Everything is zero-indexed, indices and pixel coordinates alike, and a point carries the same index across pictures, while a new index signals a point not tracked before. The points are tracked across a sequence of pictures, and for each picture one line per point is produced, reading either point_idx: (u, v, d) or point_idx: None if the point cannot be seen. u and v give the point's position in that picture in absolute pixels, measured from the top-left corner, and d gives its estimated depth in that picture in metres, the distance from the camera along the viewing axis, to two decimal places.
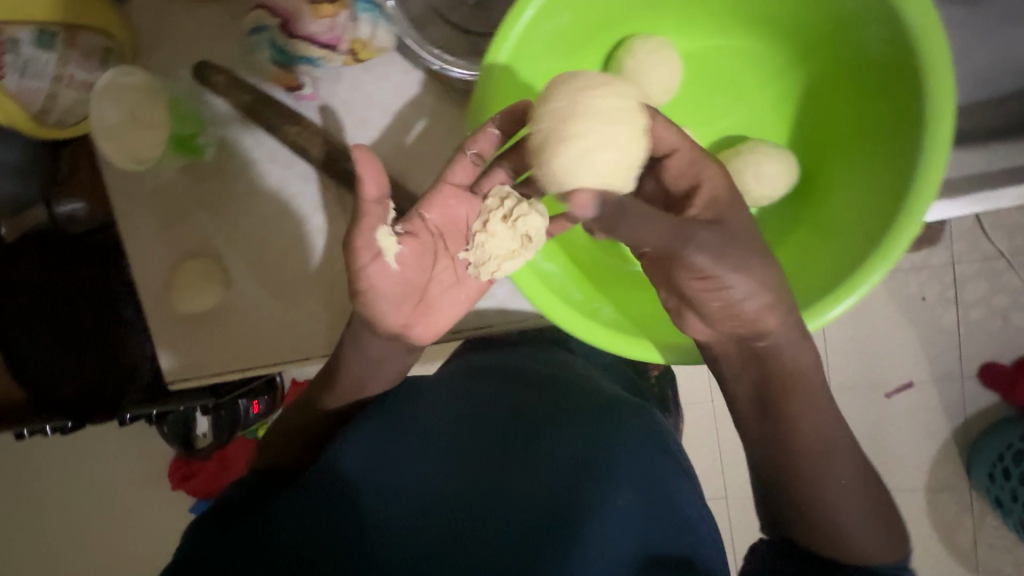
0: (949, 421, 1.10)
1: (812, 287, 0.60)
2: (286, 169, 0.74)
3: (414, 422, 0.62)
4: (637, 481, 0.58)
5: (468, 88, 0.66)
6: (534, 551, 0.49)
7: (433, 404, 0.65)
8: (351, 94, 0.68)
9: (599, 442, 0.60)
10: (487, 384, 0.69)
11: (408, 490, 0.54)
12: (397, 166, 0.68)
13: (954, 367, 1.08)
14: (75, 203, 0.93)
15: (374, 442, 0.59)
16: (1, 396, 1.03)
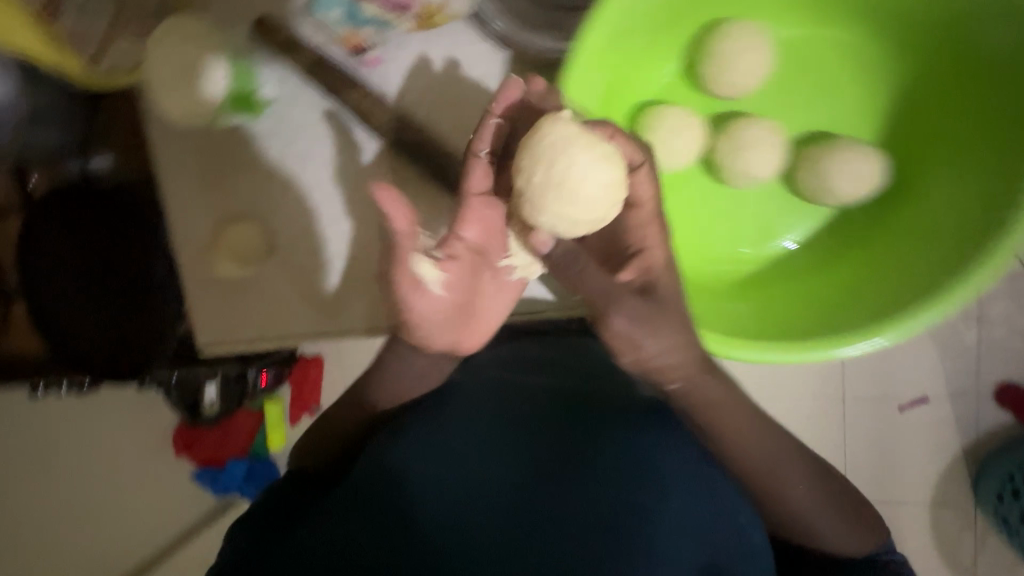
0: (959, 437, 1.08)
1: (866, 316, 0.64)
2: (343, 134, 0.72)
3: (463, 429, 0.64)
4: (678, 496, 0.62)
5: (537, 63, 0.63)
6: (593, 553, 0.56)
7: (470, 404, 0.67)
8: (417, 63, 0.65)
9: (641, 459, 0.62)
10: (518, 382, 0.70)
11: (452, 497, 0.58)
12: (457, 138, 0.65)
13: (969, 384, 1.06)
14: (105, 156, 0.90)
15: (414, 448, 0.61)
16: (17, 350, 0.99)
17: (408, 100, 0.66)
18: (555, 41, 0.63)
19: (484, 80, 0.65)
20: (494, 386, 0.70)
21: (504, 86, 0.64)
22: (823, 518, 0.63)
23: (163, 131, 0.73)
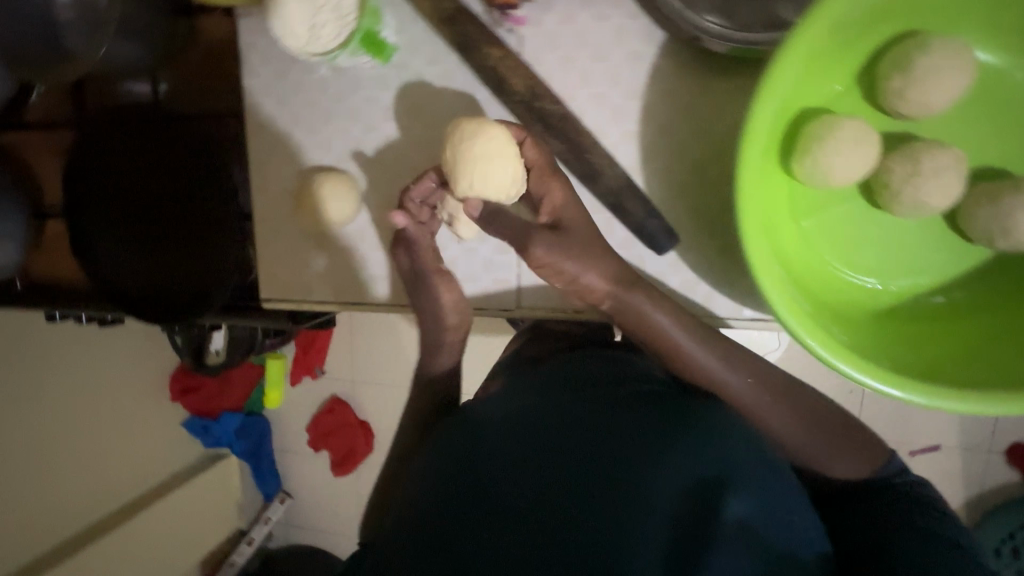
0: (965, 488, 1.18)
1: (1001, 351, 0.51)
2: (463, 93, 0.64)
3: (473, 433, 0.53)
4: (711, 443, 0.46)
5: (701, 48, 0.57)
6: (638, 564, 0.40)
7: (477, 404, 0.59)
8: (563, 30, 0.60)
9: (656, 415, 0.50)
10: (533, 377, 0.62)
11: (451, 497, 0.48)
12: (593, 119, 0.61)
13: (983, 440, 1.16)
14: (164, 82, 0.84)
15: (428, 457, 0.54)
16: (49, 274, 0.94)
17: (547, 69, 0.61)
18: (712, 17, 0.55)
19: (634, 60, 0.59)
20: (510, 386, 0.62)
21: (655, 70, 0.59)
22: (804, 436, 0.56)
23: (270, 68, 0.69)
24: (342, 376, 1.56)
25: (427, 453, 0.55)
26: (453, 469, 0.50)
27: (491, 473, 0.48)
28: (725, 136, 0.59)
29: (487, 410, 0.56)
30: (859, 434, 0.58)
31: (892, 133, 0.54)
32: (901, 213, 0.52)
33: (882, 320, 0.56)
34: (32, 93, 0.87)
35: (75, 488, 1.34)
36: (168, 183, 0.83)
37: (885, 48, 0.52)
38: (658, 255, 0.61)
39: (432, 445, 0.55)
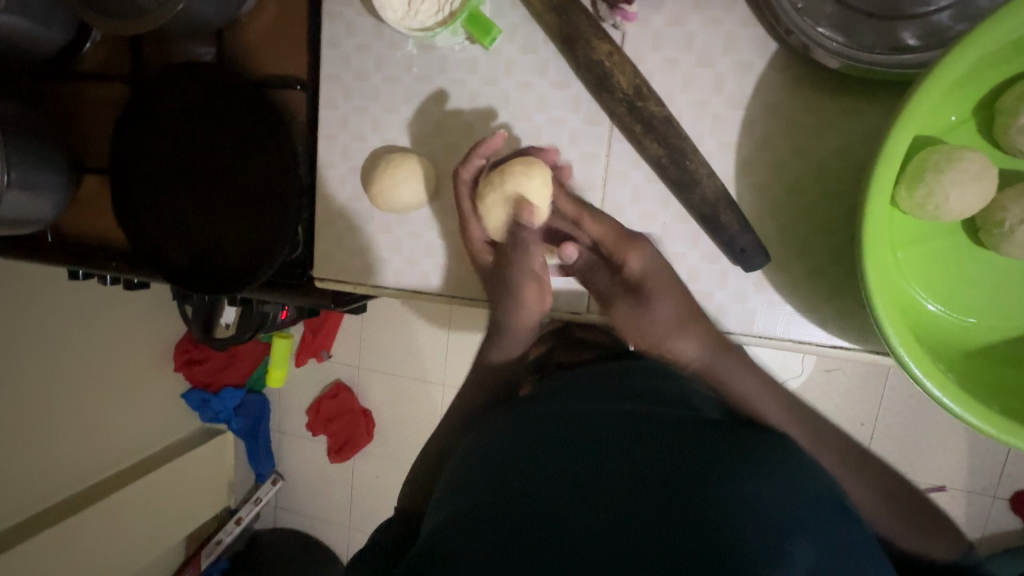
0: (968, 531, 1.25)
1: None
2: (556, 87, 0.62)
3: (521, 433, 0.56)
4: (761, 487, 0.47)
5: (815, 64, 0.55)
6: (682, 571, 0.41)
7: (523, 412, 0.60)
8: (671, 31, 0.58)
9: (709, 447, 0.51)
10: (582, 389, 0.63)
11: (498, 496, 0.50)
12: (691, 127, 0.59)
13: (990, 486, 1.23)
14: (208, 49, 0.80)
15: (473, 457, 0.56)
16: (76, 228, 0.90)
17: (649, 69, 0.59)
18: (829, 31, 0.53)
19: (741, 69, 0.57)
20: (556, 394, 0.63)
21: (763, 82, 0.57)
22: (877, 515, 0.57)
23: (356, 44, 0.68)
24: (352, 362, 1.54)
25: (474, 450, 0.57)
26: (504, 470, 0.52)
27: (539, 481, 0.50)
28: (826, 157, 0.57)
29: (534, 414, 0.59)
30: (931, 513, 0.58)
31: (1007, 170, 0.53)
32: (1010, 254, 0.51)
33: (969, 359, 0.55)
34: (87, 41, 0.84)
35: (72, 451, 1.30)
36: (219, 147, 0.80)
37: (1011, 82, 0.50)
38: (743, 272, 0.60)
39: (479, 443, 0.58)
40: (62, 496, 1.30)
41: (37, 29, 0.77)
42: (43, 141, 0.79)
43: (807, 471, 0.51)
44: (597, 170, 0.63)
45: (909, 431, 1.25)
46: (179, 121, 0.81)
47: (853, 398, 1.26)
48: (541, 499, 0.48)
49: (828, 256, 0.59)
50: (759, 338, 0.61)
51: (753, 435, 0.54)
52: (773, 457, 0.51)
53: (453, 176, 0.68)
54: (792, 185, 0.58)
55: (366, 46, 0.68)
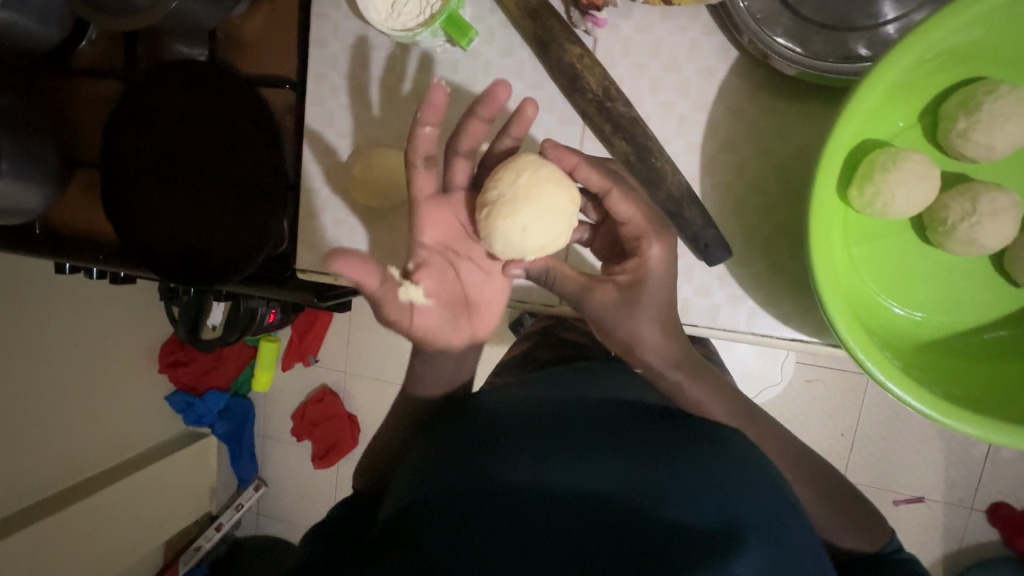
0: (945, 543, 1.27)
1: None
2: (531, 89, 0.65)
3: (485, 416, 0.62)
4: (703, 479, 0.53)
5: (773, 70, 0.59)
6: (622, 530, 0.50)
7: (492, 401, 0.65)
8: (640, 37, 0.61)
9: (660, 445, 0.56)
10: (541, 379, 0.71)
11: (464, 469, 0.55)
12: (658, 129, 0.62)
13: (967, 497, 1.24)
14: (199, 50, 0.83)
15: (442, 441, 0.60)
16: (63, 222, 0.91)
17: (619, 73, 0.62)
18: (786, 41, 0.56)
19: (706, 74, 0.61)
20: (518, 384, 0.70)
21: (725, 86, 0.61)
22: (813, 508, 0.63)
23: (343, 46, 0.71)
24: (338, 366, 1.54)
25: (443, 429, 0.63)
26: (473, 457, 0.56)
27: (504, 468, 0.54)
28: (786, 159, 0.61)
29: (497, 400, 0.65)
30: (862, 509, 0.65)
31: (951, 173, 0.56)
32: (954, 250, 0.54)
33: (921, 351, 0.57)
34: (83, 39, 0.86)
35: (52, 449, 1.29)
36: (208, 143, 0.83)
37: (952, 91, 0.54)
38: (707, 266, 0.62)
39: (448, 424, 0.63)
40: (40, 495, 1.29)
41: (32, 25, 0.79)
42: (34, 133, 0.81)
43: (751, 458, 0.57)
44: None
45: (886, 441, 1.27)
46: (171, 118, 0.83)
47: (834, 408, 1.28)
48: (506, 486, 0.53)
49: (788, 252, 0.62)
50: (724, 332, 0.64)
51: (700, 426, 0.60)
52: (718, 450, 0.56)
53: None
54: (752, 187, 0.61)
55: (353, 47, 0.71)
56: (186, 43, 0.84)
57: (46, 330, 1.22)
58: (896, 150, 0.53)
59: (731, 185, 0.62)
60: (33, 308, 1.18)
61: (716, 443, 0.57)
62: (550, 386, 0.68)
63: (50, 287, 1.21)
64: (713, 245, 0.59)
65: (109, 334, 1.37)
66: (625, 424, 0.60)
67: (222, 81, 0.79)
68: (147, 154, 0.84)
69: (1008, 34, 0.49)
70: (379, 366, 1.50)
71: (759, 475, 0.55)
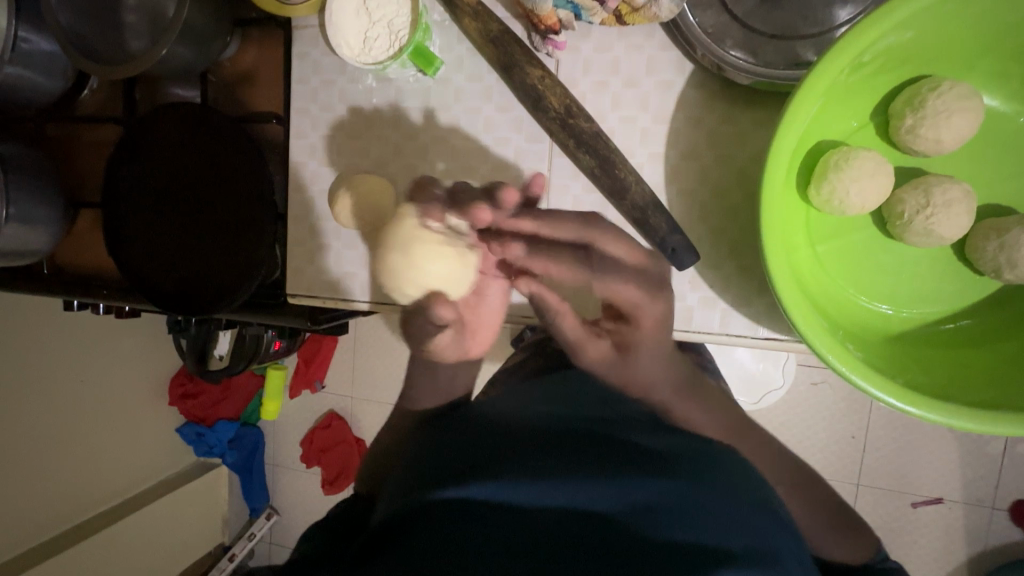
0: (969, 545, 1.23)
1: (1005, 382, 0.53)
2: (501, 110, 0.68)
3: (480, 435, 0.66)
4: (691, 493, 0.59)
5: (726, 81, 0.61)
6: (601, 535, 0.52)
7: (493, 421, 0.70)
8: (599, 56, 0.65)
9: (643, 465, 0.62)
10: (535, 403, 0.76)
11: (454, 476, 0.58)
12: (622, 141, 0.65)
13: (988, 496, 1.22)
14: (191, 92, 0.89)
15: (439, 453, 0.63)
16: (70, 260, 0.96)
17: (581, 91, 0.65)
18: (736, 52, 0.59)
19: (663, 87, 0.64)
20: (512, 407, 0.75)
21: (684, 97, 0.63)
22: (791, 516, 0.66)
23: (324, 81, 0.75)
24: (343, 392, 1.56)
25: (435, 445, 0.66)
26: (480, 465, 0.60)
27: (503, 473, 0.57)
28: (746, 163, 0.63)
29: (491, 421, 0.69)
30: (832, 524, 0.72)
31: (906, 168, 0.58)
32: (914, 242, 0.55)
33: (893, 343, 0.58)
34: (85, 88, 0.92)
35: (66, 483, 1.32)
36: (201, 179, 0.87)
37: (898, 90, 0.56)
38: (678, 270, 0.64)
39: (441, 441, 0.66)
40: (57, 529, 1.32)
41: (40, 80, 0.85)
42: (41, 179, 0.86)
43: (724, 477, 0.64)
44: (541, 184, 0.68)
45: (897, 442, 1.26)
46: (167, 158, 0.87)
47: (842, 410, 1.27)
48: (513, 487, 0.56)
49: (756, 253, 0.63)
50: (700, 334, 0.65)
51: (685, 452, 0.66)
52: (699, 473, 0.63)
53: (414, 195, 0.74)
54: (717, 191, 0.63)
55: (331, 81, 0.75)
56: (180, 85, 0.89)
57: (57, 365, 1.26)
58: (848, 149, 0.55)
59: (695, 191, 0.64)
60: (44, 346, 1.23)
61: (699, 468, 0.64)
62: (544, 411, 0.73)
63: (61, 325, 1.26)
64: (681, 250, 0.61)
65: (119, 369, 1.41)
66: (608, 447, 0.65)
67: (212, 120, 0.83)
68: (147, 194, 0.88)
69: (942, 33, 0.52)
70: (383, 388, 1.52)
71: (731, 490, 0.62)
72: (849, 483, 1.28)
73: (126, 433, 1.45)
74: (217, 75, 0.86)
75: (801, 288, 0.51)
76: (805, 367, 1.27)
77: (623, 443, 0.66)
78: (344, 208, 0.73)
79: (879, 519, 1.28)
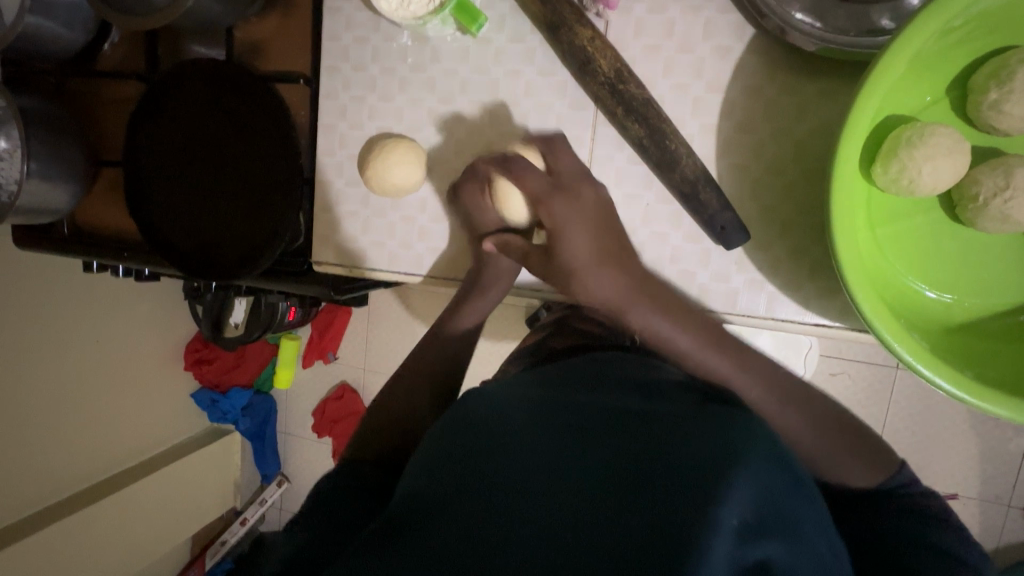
0: (981, 541, 1.22)
1: None
2: (544, 74, 0.65)
3: (483, 412, 0.59)
4: (722, 450, 0.48)
5: (789, 49, 0.58)
6: (617, 511, 0.44)
7: (491, 397, 0.63)
8: (653, 18, 0.60)
9: (667, 422, 0.53)
10: (549, 374, 0.68)
11: (452, 472, 0.51)
12: (672, 110, 0.61)
13: (1004, 493, 1.19)
14: (214, 49, 0.85)
15: (438, 443, 0.57)
16: (91, 219, 0.94)
17: (631, 55, 0.62)
18: (804, 15, 0.54)
19: (720, 54, 0.59)
20: (526, 379, 0.69)
21: (742, 65, 0.59)
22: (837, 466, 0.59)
23: (359, 39, 0.73)
24: (356, 364, 1.56)
25: (437, 429, 0.59)
26: (476, 446, 0.53)
27: (503, 460, 0.50)
28: (806, 139, 0.59)
29: (496, 398, 0.62)
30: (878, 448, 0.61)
31: (982, 148, 0.54)
32: (987, 227, 0.52)
33: (952, 334, 0.55)
34: (105, 42, 0.88)
35: (83, 441, 1.33)
36: (225, 142, 0.84)
37: (981, 62, 0.52)
38: (725, 250, 0.61)
39: (443, 423, 0.60)
40: (73, 487, 1.33)
41: (60, 30, 0.82)
42: (61, 135, 0.84)
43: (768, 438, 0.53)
44: (583, 155, 0.65)
45: (917, 437, 1.22)
46: (191, 118, 0.84)
47: (860, 402, 1.24)
48: (512, 471, 0.49)
49: (808, 234, 0.60)
50: (744, 317, 0.62)
51: (718, 406, 0.56)
52: (734, 428, 0.52)
53: (447, 162, 0.71)
54: (773, 167, 0.60)
55: (365, 40, 0.73)
56: (204, 43, 0.86)
57: (75, 327, 1.26)
58: (922, 125, 0.51)
59: (748, 167, 0.60)
60: (64, 306, 1.23)
61: (738, 425, 0.52)
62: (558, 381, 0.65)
63: (82, 286, 1.25)
64: (729, 227, 0.58)
65: (136, 333, 1.41)
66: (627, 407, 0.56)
67: (237, 77, 0.79)
68: (168, 155, 0.86)
69: None
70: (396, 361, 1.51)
71: (774, 453, 0.51)
72: None
73: (141, 396, 1.46)
74: (243, 30, 0.81)
75: (857, 273, 0.49)
76: (826, 357, 1.24)
77: (638, 402, 0.57)
78: (375, 170, 0.70)
79: None
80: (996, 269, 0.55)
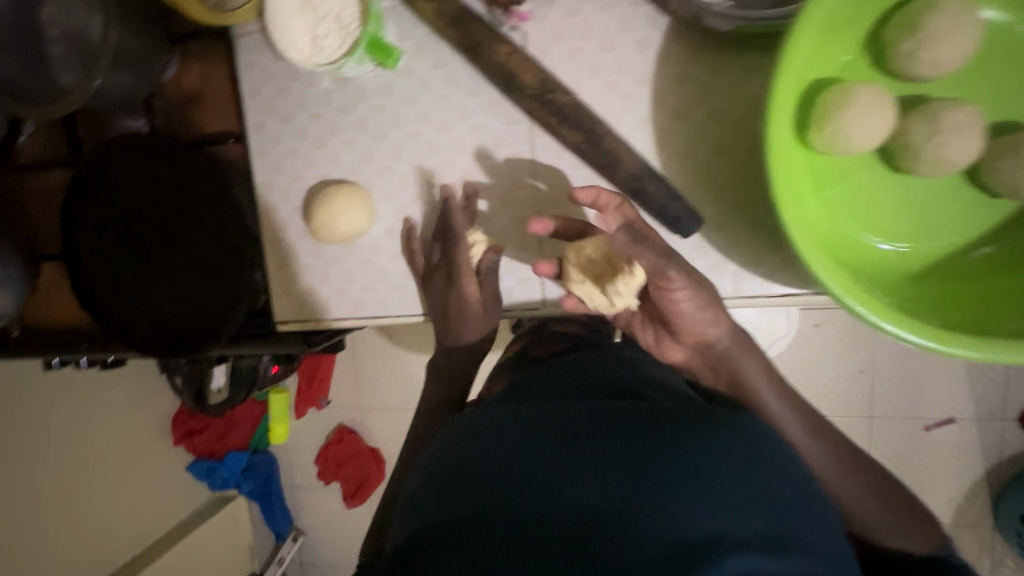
0: (984, 458, 1.24)
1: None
2: (472, 95, 0.64)
3: (478, 436, 0.55)
4: (719, 460, 0.48)
5: (704, 31, 0.58)
6: (617, 534, 0.43)
7: (473, 420, 0.61)
8: (569, 23, 0.60)
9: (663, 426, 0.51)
10: (536, 386, 0.66)
11: (451, 504, 0.48)
12: (605, 109, 0.61)
13: (997, 408, 1.22)
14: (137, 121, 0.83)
15: (433, 474, 0.53)
16: (45, 318, 0.90)
17: (555, 62, 0.61)
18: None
19: (641, 46, 0.60)
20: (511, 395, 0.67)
21: (663, 54, 0.59)
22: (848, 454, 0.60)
23: (280, 90, 0.72)
24: (349, 404, 1.52)
25: (431, 459, 0.56)
26: (473, 474, 0.50)
27: (500, 484, 0.48)
28: (738, 116, 0.59)
29: (488, 417, 0.59)
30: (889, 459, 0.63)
31: (906, 97, 0.55)
32: (926, 173, 0.52)
33: (912, 282, 0.57)
34: (20, 134, 0.84)
35: (83, 541, 1.27)
36: (161, 213, 0.79)
37: (890, 13, 0.52)
38: (682, 238, 0.61)
39: (441, 448, 0.58)
40: None
41: None
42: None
43: (746, 429, 0.53)
44: (527, 168, 0.65)
45: (905, 370, 1.25)
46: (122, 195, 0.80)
47: (846, 347, 1.26)
48: (510, 496, 0.46)
49: (761, 207, 0.60)
50: None
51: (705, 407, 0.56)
52: (722, 429, 0.52)
53: (393, 197, 0.70)
54: (714, 149, 0.60)
55: (286, 89, 0.71)
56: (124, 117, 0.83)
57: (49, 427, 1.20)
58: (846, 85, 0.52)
59: (690, 153, 0.60)
60: (34, 409, 1.17)
61: (726, 427, 0.52)
62: (544, 391, 0.64)
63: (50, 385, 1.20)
64: (683, 215, 0.58)
65: (115, 419, 1.36)
66: (623, 415, 0.54)
67: (165, 146, 0.76)
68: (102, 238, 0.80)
69: None
70: (386, 395, 1.48)
71: (762, 447, 0.51)
72: (862, 418, 1.28)
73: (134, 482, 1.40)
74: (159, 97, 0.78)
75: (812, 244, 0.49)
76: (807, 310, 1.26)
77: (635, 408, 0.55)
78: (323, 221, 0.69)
79: (894, 448, 1.29)
80: (946, 213, 0.55)
